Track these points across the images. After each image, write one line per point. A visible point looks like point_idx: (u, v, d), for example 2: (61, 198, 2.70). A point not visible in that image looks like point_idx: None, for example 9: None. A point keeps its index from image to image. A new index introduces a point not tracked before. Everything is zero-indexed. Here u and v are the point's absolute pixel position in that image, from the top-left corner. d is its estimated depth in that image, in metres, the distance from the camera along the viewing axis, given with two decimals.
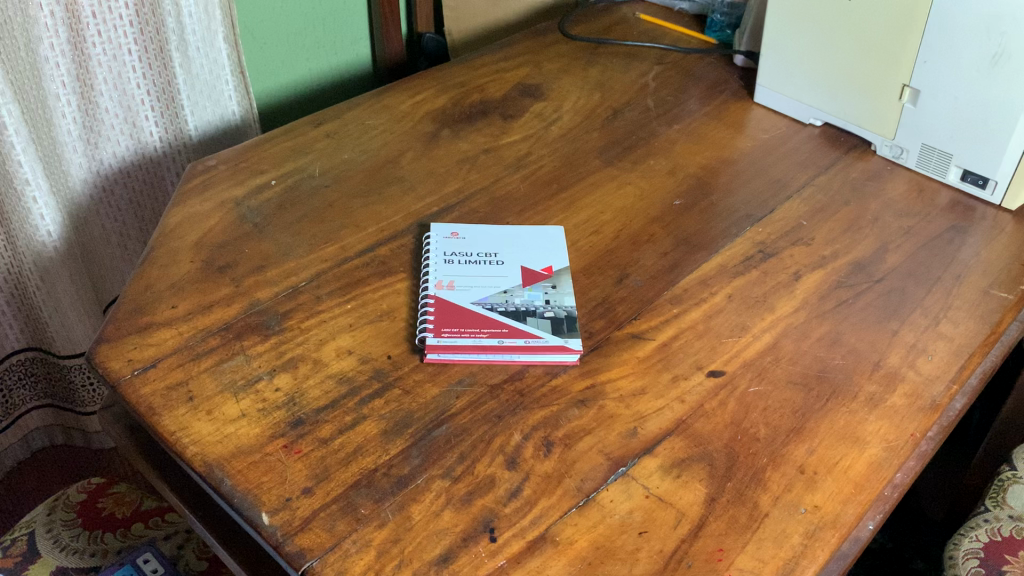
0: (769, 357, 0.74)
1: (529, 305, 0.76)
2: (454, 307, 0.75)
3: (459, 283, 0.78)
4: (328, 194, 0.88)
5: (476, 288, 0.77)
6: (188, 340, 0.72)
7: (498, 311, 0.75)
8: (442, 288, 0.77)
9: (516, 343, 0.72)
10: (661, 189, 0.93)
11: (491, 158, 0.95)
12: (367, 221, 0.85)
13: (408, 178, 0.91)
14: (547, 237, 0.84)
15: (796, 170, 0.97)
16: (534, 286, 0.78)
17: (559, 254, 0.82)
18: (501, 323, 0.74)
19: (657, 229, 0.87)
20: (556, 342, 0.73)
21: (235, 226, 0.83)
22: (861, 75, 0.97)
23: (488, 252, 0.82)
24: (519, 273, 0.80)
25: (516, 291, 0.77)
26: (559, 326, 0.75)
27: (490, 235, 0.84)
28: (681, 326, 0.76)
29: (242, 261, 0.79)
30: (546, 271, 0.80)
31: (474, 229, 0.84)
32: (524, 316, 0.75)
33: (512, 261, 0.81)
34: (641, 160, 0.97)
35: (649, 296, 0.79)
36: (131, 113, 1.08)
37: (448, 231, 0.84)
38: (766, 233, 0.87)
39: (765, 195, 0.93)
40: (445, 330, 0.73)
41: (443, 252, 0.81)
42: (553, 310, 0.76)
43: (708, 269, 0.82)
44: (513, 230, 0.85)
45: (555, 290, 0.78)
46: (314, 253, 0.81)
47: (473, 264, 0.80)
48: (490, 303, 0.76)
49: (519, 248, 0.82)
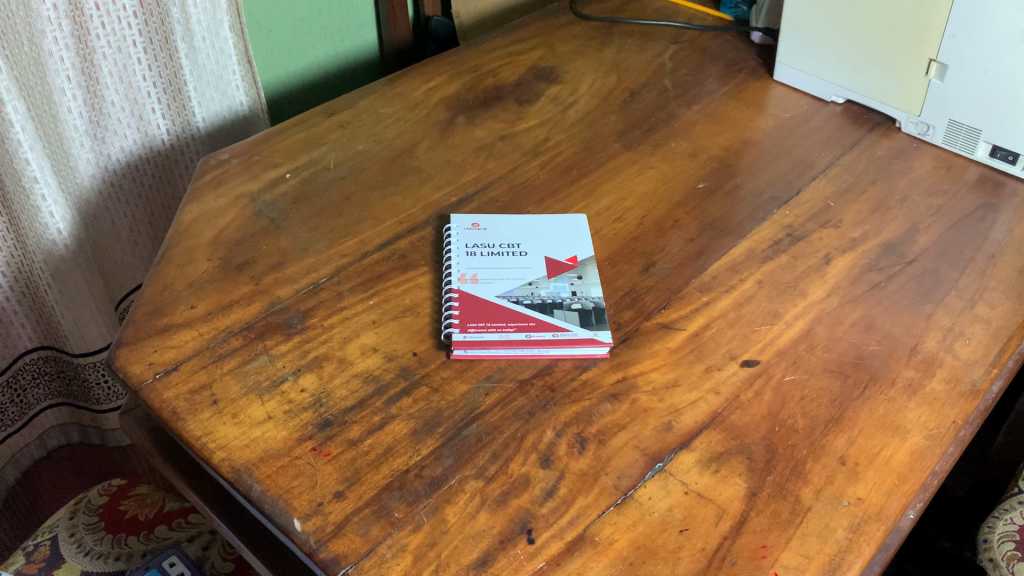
0: (803, 345, 0.72)
1: (556, 297, 0.74)
2: (480, 301, 0.73)
3: (483, 276, 0.76)
4: (345, 186, 0.86)
5: (501, 282, 0.76)
6: (210, 341, 0.70)
7: (525, 304, 0.73)
8: (466, 282, 0.75)
9: (544, 337, 0.71)
10: (684, 173, 0.91)
11: (508, 145, 0.93)
12: (386, 213, 0.83)
13: (425, 168, 0.89)
14: (571, 226, 0.82)
15: (821, 149, 0.95)
16: (560, 277, 0.76)
17: (584, 243, 0.80)
18: (528, 316, 0.72)
19: (682, 215, 0.85)
20: (585, 335, 0.71)
21: (252, 221, 0.82)
22: (885, 51, 0.95)
23: (511, 243, 0.80)
24: (544, 264, 0.78)
25: (542, 283, 0.75)
26: (587, 318, 0.73)
27: (511, 226, 0.82)
28: (711, 314, 0.74)
29: (260, 258, 0.78)
30: (572, 261, 0.78)
31: (494, 219, 0.82)
32: (551, 309, 0.73)
33: (536, 252, 0.79)
34: (662, 143, 0.95)
35: (677, 285, 0.77)
36: (138, 106, 1.06)
37: (468, 223, 0.82)
38: (794, 216, 0.85)
39: (790, 175, 0.91)
40: (471, 326, 0.71)
41: (465, 244, 0.79)
42: (580, 301, 0.74)
43: (736, 254, 0.81)
44: (535, 219, 0.83)
45: (581, 280, 0.76)
46: (333, 247, 0.79)
47: (496, 256, 0.78)
48: (516, 296, 0.74)
49: (542, 239, 0.80)
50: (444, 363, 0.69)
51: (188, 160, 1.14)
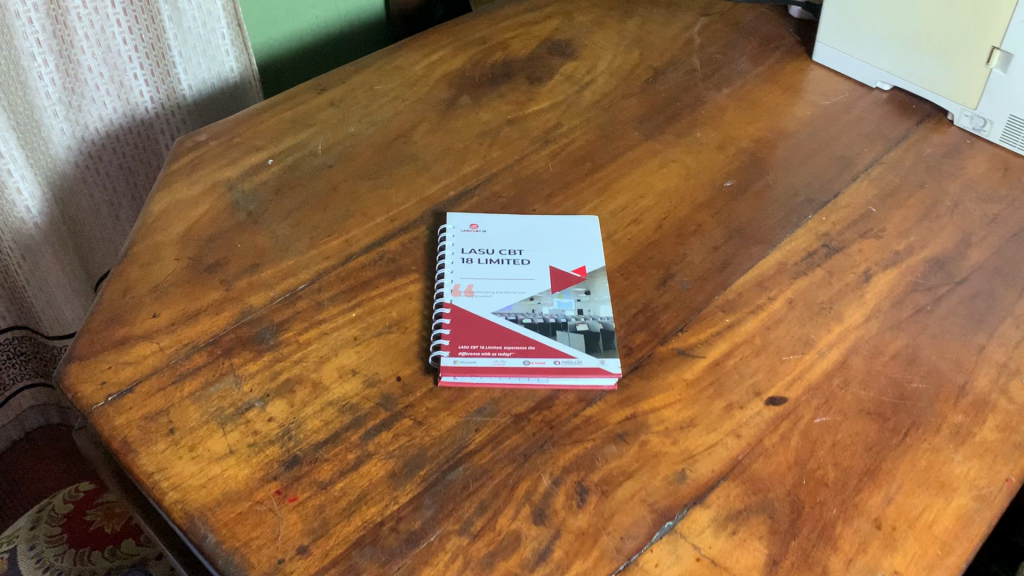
0: (837, 380, 0.64)
1: (560, 316, 0.66)
2: (474, 318, 0.66)
3: (479, 288, 0.68)
4: (332, 175, 0.78)
5: (499, 295, 0.68)
6: (171, 358, 0.63)
7: (525, 323, 0.65)
8: (460, 294, 0.67)
9: (544, 365, 0.63)
10: (709, 168, 0.82)
11: (515, 131, 0.84)
12: (376, 208, 0.75)
13: (422, 155, 0.81)
14: (581, 231, 0.74)
15: (863, 144, 0.85)
16: (566, 291, 0.68)
17: (595, 251, 0.72)
18: (527, 339, 0.64)
19: (706, 218, 0.76)
20: (591, 363, 0.63)
21: (227, 214, 0.73)
22: (943, 37, 0.84)
23: (513, 249, 0.71)
24: (548, 275, 0.69)
25: (546, 298, 0.67)
26: (594, 342, 0.65)
27: (515, 228, 0.73)
28: (734, 339, 0.66)
29: (232, 259, 0.70)
30: (580, 272, 0.70)
31: (496, 220, 0.74)
32: (553, 330, 0.65)
33: (540, 260, 0.71)
34: (687, 132, 0.85)
35: (697, 303, 0.69)
36: (117, 73, 0.97)
37: (465, 224, 0.73)
38: (831, 223, 0.76)
39: (828, 174, 0.82)
40: (463, 349, 0.63)
41: (461, 249, 0.71)
42: (587, 322, 0.66)
43: (765, 267, 0.72)
44: (541, 221, 0.74)
45: (589, 296, 0.68)
46: (315, 248, 0.71)
47: (495, 264, 0.70)
48: (516, 313, 0.66)
49: (549, 244, 0.72)
50: (431, 391, 0.61)
51: (173, 129, 1.06)
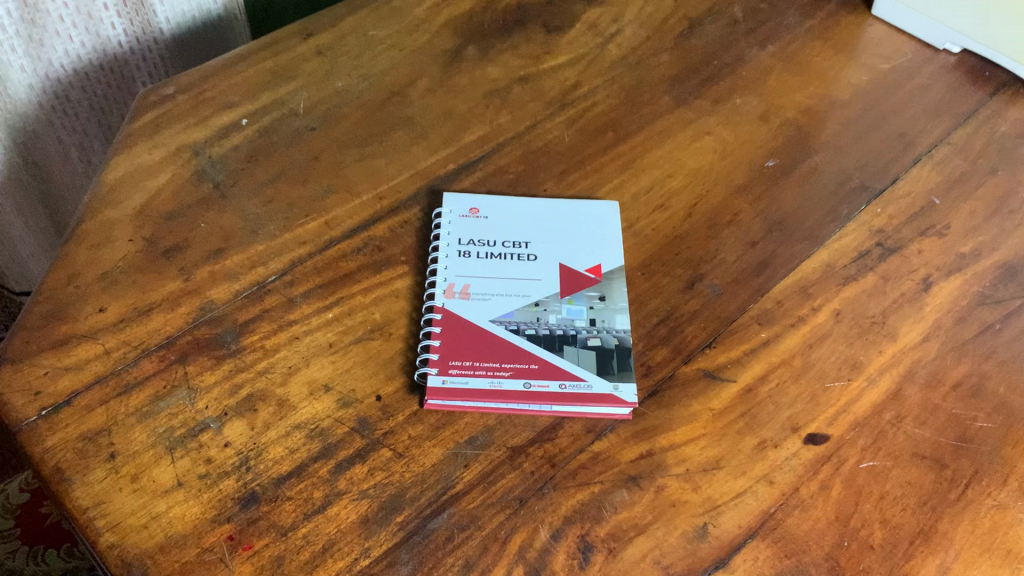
0: (888, 415, 0.55)
1: (569, 328, 0.57)
2: (469, 327, 0.57)
3: (476, 289, 0.59)
4: (315, 141, 0.68)
5: (499, 299, 0.58)
6: (117, 364, 0.54)
7: (528, 336, 0.56)
8: (454, 297, 0.58)
9: (549, 389, 0.54)
10: (748, 144, 0.71)
11: (527, 91, 0.73)
12: (363, 183, 0.65)
13: (419, 119, 0.70)
14: (598, 220, 0.64)
15: (926, 119, 0.74)
16: (578, 297, 0.59)
17: (613, 246, 0.62)
18: (529, 355, 0.55)
19: (742, 205, 0.66)
20: (603, 388, 0.54)
21: (191, 186, 0.64)
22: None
23: (518, 241, 0.62)
24: (557, 275, 0.60)
25: (553, 305, 0.58)
26: (608, 362, 0.56)
27: (521, 215, 0.64)
28: (771, 360, 0.57)
29: (195, 242, 0.61)
30: (594, 273, 0.60)
31: (500, 203, 0.64)
32: (560, 346, 0.56)
33: (549, 256, 0.61)
34: (724, 99, 0.75)
35: (728, 313, 0.60)
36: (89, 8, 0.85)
37: (464, 207, 0.64)
38: (887, 216, 0.66)
39: (885, 155, 0.71)
40: (454, 367, 0.55)
41: (458, 240, 0.62)
42: (600, 337, 0.57)
43: (809, 269, 0.62)
44: (552, 206, 0.65)
45: (604, 303, 0.59)
46: (291, 230, 0.62)
47: (497, 259, 0.61)
48: (518, 322, 0.57)
49: (561, 236, 0.62)
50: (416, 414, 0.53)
51: (151, 68, 0.95)
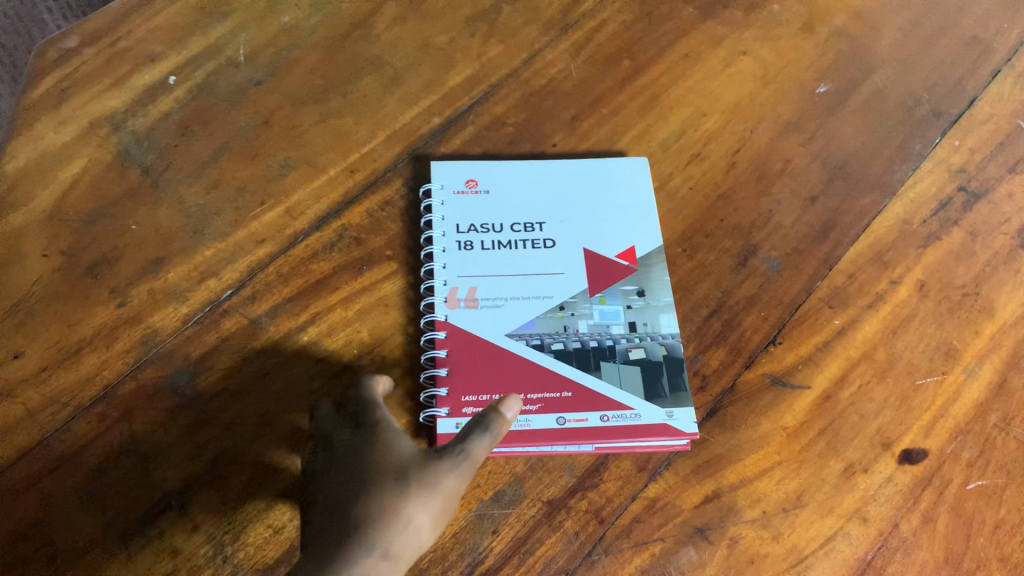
0: (995, 417, 0.46)
1: (605, 338, 0.46)
2: (480, 347, 0.46)
3: (485, 292, 0.47)
4: (263, 99, 0.54)
5: (514, 305, 0.47)
6: (44, 429, 0.43)
7: (556, 354, 0.45)
8: (458, 306, 0.47)
9: (588, 424, 0.43)
10: (794, 63, 0.58)
11: (520, 10, 0.59)
12: (329, 153, 0.52)
13: (390, 59, 0.56)
14: (625, 187, 0.52)
15: (1003, 15, 0.61)
16: (611, 294, 0.47)
17: (646, 220, 0.51)
18: (560, 380, 0.45)
19: (795, 148, 0.54)
20: (654, 417, 0.44)
21: (114, 174, 0.51)
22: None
23: (530, 222, 0.50)
24: (582, 266, 0.48)
25: (583, 309, 0.47)
26: (656, 382, 0.45)
27: (530, 186, 0.51)
28: (849, 356, 0.47)
29: (127, 252, 0.48)
30: (628, 260, 0.49)
31: (502, 172, 0.52)
32: (595, 363, 0.45)
33: (570, 241, 0.49)
34: (761, 4, 0.61)
35: (792, 295, 0.49)
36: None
37: (459, 180, 0.51)
38: (967, 150, 0.55)
39: (957, 68, 0.59)
40: (468, 405, 0.44)
41: (456, 226, 0.50)
42: (644, 348, 0.46)
43: (883, 230, 0.51)
44: (568, 171, 0.52)
45: (643, 299, 0.47)
46: (245, 226, 0.49)
47: (506, 249, 0.49)
48: (541, 335, 0.46)
49: (582, 213, 0.51)
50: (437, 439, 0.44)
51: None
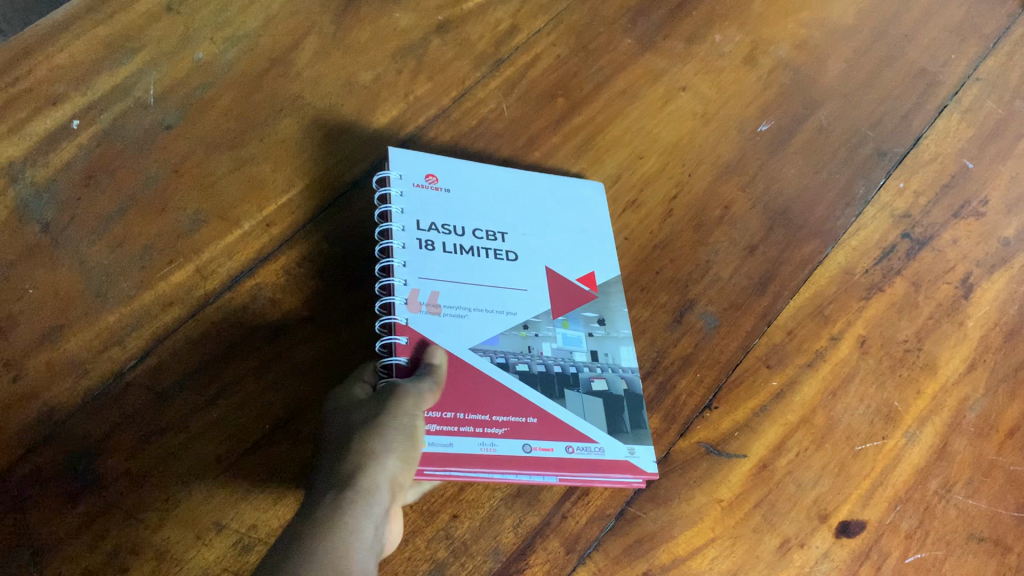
0: (935, 483, 0.44)
1: (569, 365, 0.42)
2: (441, 356, 0.39)
3: (450, 299, 0.41)
4: (171, 144, 0.50)
5: (479, 319, 0.41)
6: None
7: (521, 376, 0.41)
8: (422, 310, 0.40)
9: (554, 454, 0.39)
10: (735, 100, 0.56)
11: (449, 43, 0.56)
12: (243, 204, 0.49)
13: (310, 97, 0.53)
14: (584, 210, 0.48)
15: (950, 46, 0.60)
16: (573, 319, 0.44)
17: (604, 249, 0.47)
18: (525, 403, 0.40)
19: (735, 192, 0.52)
20: (616, 454, 0.40)
21: (10, 229, 0.47)
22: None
23: (491, 230, 0.45)
24: (544, 284, 0.44)
25: (546, 330, 0.43)
26: (619, 416, 0.41)
27: (491, 192, 0.46)
28: (788, 421, 0.45)
29: (24, 318, 0.45)
30: (587, 285, 0.45)
31: (461, 172, 0.46)
32: (560, 390, 0.41)
33: (533, 255, 0.45)
34: (702, 35, 0.58)
35: (729, 354, 0.47)
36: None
37: (417, 172, 0.45)
38: (912, 193, 0.53)
39: (903, 102, 0.57)
40: (430, 421, 0.37)
41: (415, 221, 0.43)
42: (606, 379, 0.42)
43: (824, 281, 0.50)
44: (526, 182, 0.48)
45: (604, 328, 0.44)
46: (151, 288, 0.46)
47: (469, 256, 0.43)
48: (505, 354, 0.41)
49: (545, 229, 0.46)
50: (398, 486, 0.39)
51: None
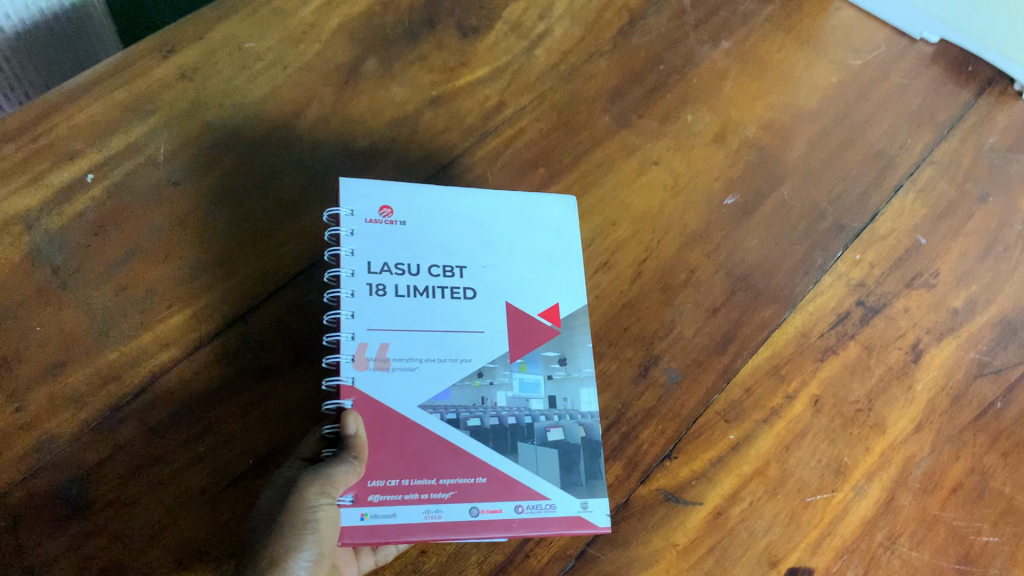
0: (880, 535, 0.48)
1: (524, 415, 0.44)
2: (389, 418, 0.41)
3: (398, 350, 0.43)
4: (176, 200, 0.54)
5: (430, 368, 0.43)
6: None
7: (472, 431, 0.43)
8: (368, 368, 0.42)
9: (502, 515, 0.42)
10: (704, 174, 0.60)
11: (441, 115, 0.60)
12: (240, 256, 0.53)
13: (309, 159, 0.57)
14: (550, 232, 0.50)
15: (907, 131, 0.64)
16: (532, 361, 0.45)
17: (568, 277, 0.49)
18: (473, 465, 0.42)
19: (700, 258, 0.56)
20: (569, 509, 0.43)
21: (24, 273, 0.51)
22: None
23: (450, 266, 0.46)
24: (503, 323, 0.46)
25: (501, 378, 0.44)
26: (573, 467, 0.44)
27: (450, 221, 0.48)
28: (742, 472, 0.49)
29: (30, 354, 0.48)
30: (551, 320, 0.47)
31: (419, 200, 0.47)
32: (513, 444, 0.43)
33: (492, 292, 0.46)
34: (675, 115, 0.62)
35: (690, 408, 0.50)
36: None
37: (372, 205, 0.46)
38: (867, 264, 0.57)
39: (862, 181, 0.61)
40: (375, 492, 0.40)
41: (368, 264, 0.44)
42: (563, 428, 0.45)
43: (782, 342, 0.53)
44: (488, 207, 0.49)
45: (564, 370, 0.46)
46: (150, 329, 0.50)
47: (424, 297, 0.45)
48: (456, 409, 0.43)
49: (506, 260, 0.48)
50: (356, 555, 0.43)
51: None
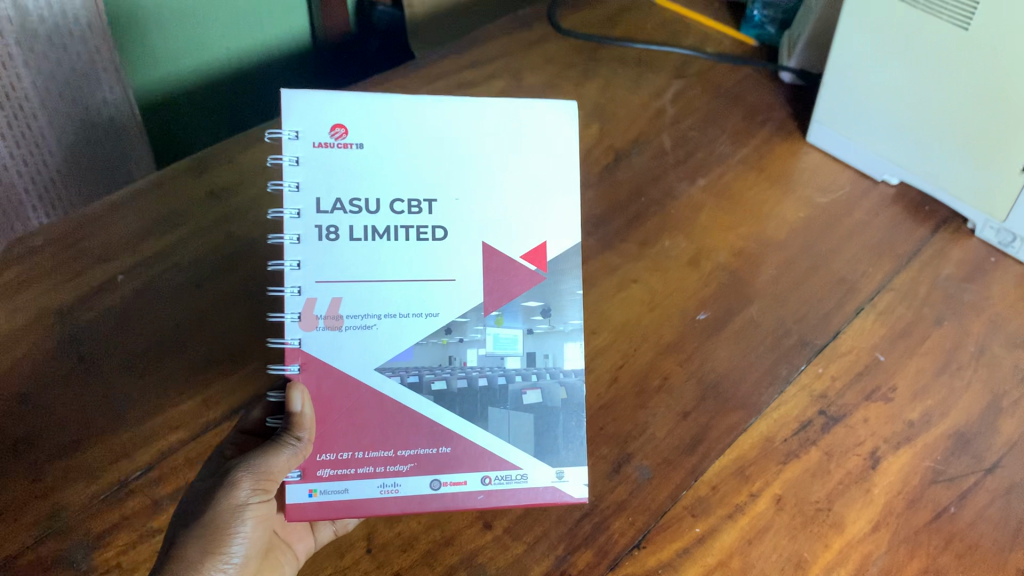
0: None
1: (496, 375, 0.49)
2: (344, 381, 0.47)
3: (348, 302, 0.47)
4: (198, 299, 0.60)
5: (389, 323, 0.47)
6: None
7: (436, 393, 0.48)
8: (314, 327, 0.47)
9: (470, 486, 0.48)
10: (680, 293, 0.65)
11: None
12: (250, 351, 0.58)
13: None
14: (540, 150, 0.49)
15: (868, 261, 0.69)
16: (510, 315, 0.49)
17: (557, 211, 0.50)
18: (437, 437, 0.48)
19: (673, 367, 0.61)
20: (543, 480, 0.49)
21: (54, 359, 0.56)
22: (985, 27, 0.61)
23: (419, 201, 0.47)
24: (477, 271, 0.48)
25: (472, 335, 0.48)
26: (550, 437, 0.50)
27: (417, 140, 0.47)
28: (707, 563, 0.51)
29: (50, 431, 0.53)
30: (536, 264, 0.49)
31: (375, 117, 0.47)
32: (484, 411, 0.49)
33: (463, 233, 0.48)
34: (653, 240, 0.69)
35: (659, 502, 0.54)
36: (68, 50, 0.70)
37: (322, 127, 0.46)
38: (829, 377, 0.61)
39: (824, 304, 0.66)
40: (324, 467, 0.47)
41: (318, 203, 0.46)
42: (540, 390, 0.50)
43: (747, 445, 0.57)
44: (458, 119, 0.48)
45: (546, 324, 0.50)
46: (162, 412, 0.54)
47: (383, 240, 0.47)
48: (419, 371, 0.48)
49: (482, 192, 0.48)
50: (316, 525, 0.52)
51: (47, 183, 0.74)
